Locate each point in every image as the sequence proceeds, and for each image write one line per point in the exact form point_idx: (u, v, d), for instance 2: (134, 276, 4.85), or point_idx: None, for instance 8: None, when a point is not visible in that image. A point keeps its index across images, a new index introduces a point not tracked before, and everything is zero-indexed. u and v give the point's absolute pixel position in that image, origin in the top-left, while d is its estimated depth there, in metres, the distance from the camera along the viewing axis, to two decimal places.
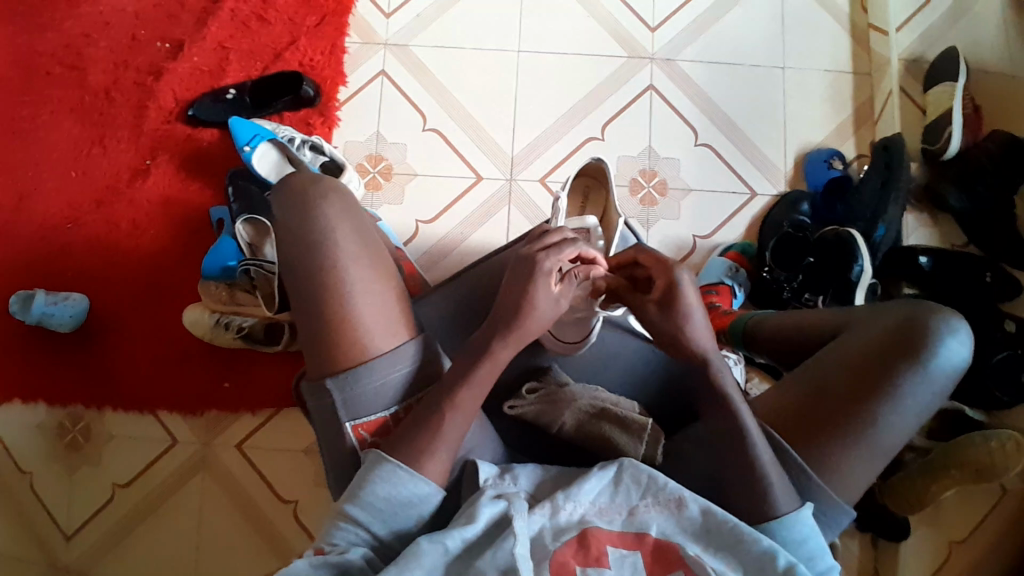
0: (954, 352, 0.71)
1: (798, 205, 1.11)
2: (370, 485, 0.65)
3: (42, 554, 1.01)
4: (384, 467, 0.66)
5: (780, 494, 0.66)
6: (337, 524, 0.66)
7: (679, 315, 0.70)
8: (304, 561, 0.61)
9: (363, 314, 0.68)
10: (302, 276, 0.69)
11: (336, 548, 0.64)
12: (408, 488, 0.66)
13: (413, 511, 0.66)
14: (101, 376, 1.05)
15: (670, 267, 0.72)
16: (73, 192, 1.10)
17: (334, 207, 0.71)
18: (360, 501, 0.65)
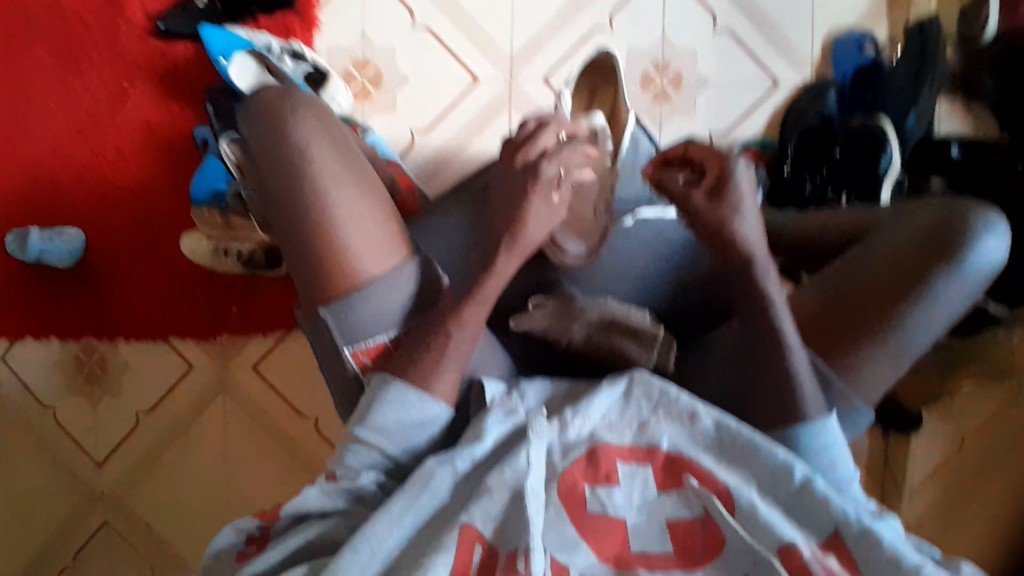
0: (992, 250, 0.66)
1: (824, 92, 1.03)
2: (378, 411, 0.61)
3: (79, 482, 1.04)
4: (392, 390, 0.61)
5: (811, 401, 0.63)
6: (347, 448, 0.62)
7: (727, 207, 0.60)
8: (317, 490, 0.60)
9: (347, 234, 0.64)
10: (282, 198, 0.65)
11: (349, 473, 0.61)
12: (417, 409, 0.62)
13: (425, 431, 0.63)
14: (110, 309, 1.04)
15: (724, 156, 0.61)
16: (50, 119, 1.04)
17: (308, 122, 0.65)
18: (368, 425, 0.61)
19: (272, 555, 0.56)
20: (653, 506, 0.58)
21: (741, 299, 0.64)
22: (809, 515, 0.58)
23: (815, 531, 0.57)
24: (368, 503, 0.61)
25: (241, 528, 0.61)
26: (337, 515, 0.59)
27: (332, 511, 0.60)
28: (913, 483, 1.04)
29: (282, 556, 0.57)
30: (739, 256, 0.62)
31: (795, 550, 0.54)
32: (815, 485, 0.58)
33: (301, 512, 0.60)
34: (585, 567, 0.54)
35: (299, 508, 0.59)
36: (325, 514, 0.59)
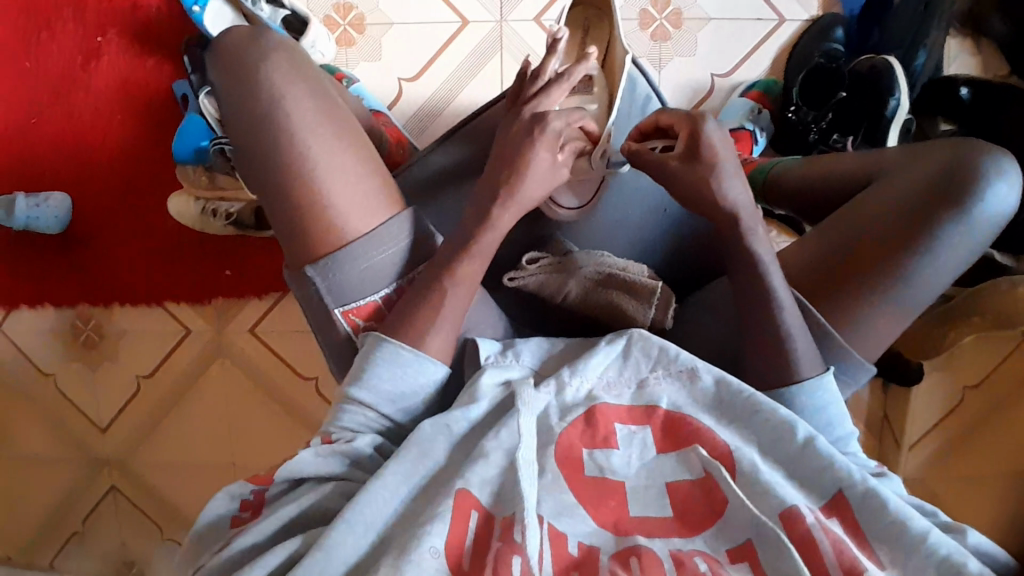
0: (1002, 199, 0.63)
1: (830, 31, 0.96)
2: (373, 368, 0.59)
3: (82, 448, 1.05)
4: (387, 347, 0.59)
5: (804, 360, 0.61)
6: (341, 409, 0.59)
7: (702, 169, 0.62)
8: (311, 453, 0.56)
9: (331, 193, 0.62)
10: (261, 155, 0.62)
11: (344, 435, 0.58)
12: (413, 368, 0.60)
13: (422, 392, 0.61)
14: (99, 275, 1.02)
15: (694, 118, 0.63)
16: (27, 81, 1.00)
17: (282, 69, 0.63)
18: (363, 384, 0.59)
19: (266, 524, 0.53)
20: (653, 465, 0.58)
21: (733, 261, 0.64)
22: (811, 475, 0.57)
23: (816, 494, 0.57)
24: (364, 469, 0.57)
25: (235, 494, 0.57)
26: (333, 480, 0.56)
27: (328, 475, 0.56)
28: (912, 438, 1.02)
29: (275, 524, 0.53)
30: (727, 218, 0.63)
31: (797, 515, 0.54)
32: (818, 446, 0.57)
33: (295, 477, 0.56)
34: (583, 536, 0.53)
35: (293, 473, 0.55)
36: (320, 479, 0.56)
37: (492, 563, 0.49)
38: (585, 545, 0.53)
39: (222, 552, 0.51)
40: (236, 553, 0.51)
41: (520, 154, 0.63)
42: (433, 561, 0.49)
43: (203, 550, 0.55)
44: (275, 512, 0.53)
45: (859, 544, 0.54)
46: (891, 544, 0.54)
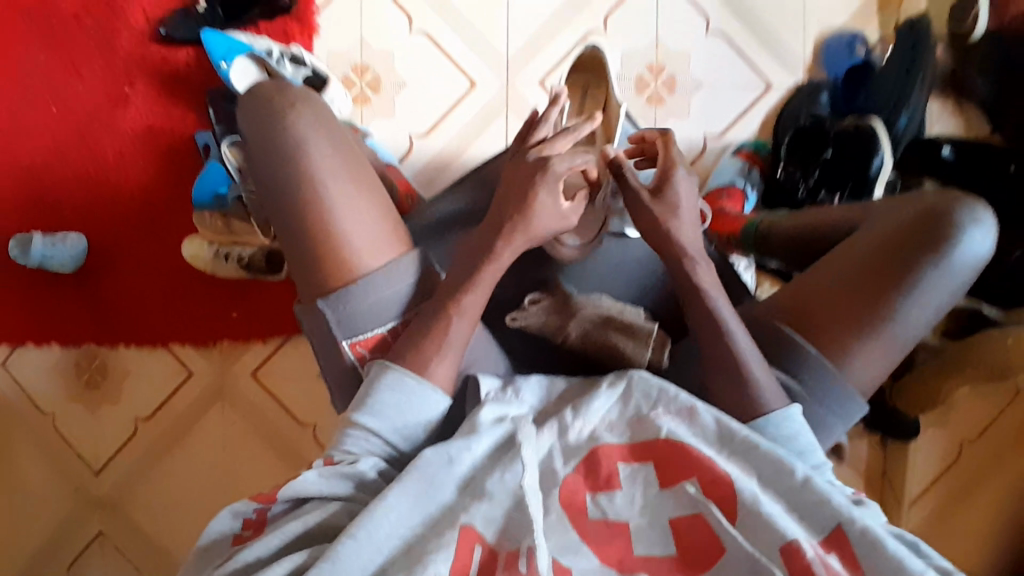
0: (977, 244, 0.67)
1: (817, 96, 1.04)
2: (377, 394, 0.61)
3: (75, 490, 1.04)
4: (393, 374, 0.61)
5: (770, 392, 0.65)
6: (345, 433, 0.60)
7: (667, 205, 0.70)
8: (314, 473, 0.57)
9: (345, 230, 0.66)
10: (282, 190, 0.66)
11: (346, 457, 0.59)
12: (417, 395, 0.61)
13: (425, 422, 0.62)
14: (108, 315, 1.04)
15: (671, 160, 0.72)
16: (55, 127, 1.05)
17: (305, 116, 0.67)
18: (368, 409, 0.60)
19: (271, 539, 0.54)
20: (655, 503, 0.58)
21: (700, 319, 0.68)
22: (812, 508, 0.58)
23: (815, 529, 0.57)
24: (368, 491, 0.59)
25: (237, 511, 0.58)
26: (336, 501, 0.57)
27: (333, 495, 0.57)
28: (914, 492, 1.02)
29: (281, 540, 0.54)
30: (688, 279, 0.69)
31: (797, 551, 0.54)
32: (817, 484, 0.58)
33: (299, 496, 0.57)
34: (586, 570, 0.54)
35: (297, 491, 0.57)
36: (323, 498, 0.57)
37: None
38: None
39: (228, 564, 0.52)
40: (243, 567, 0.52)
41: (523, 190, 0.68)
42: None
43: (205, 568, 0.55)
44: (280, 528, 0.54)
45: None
46: None
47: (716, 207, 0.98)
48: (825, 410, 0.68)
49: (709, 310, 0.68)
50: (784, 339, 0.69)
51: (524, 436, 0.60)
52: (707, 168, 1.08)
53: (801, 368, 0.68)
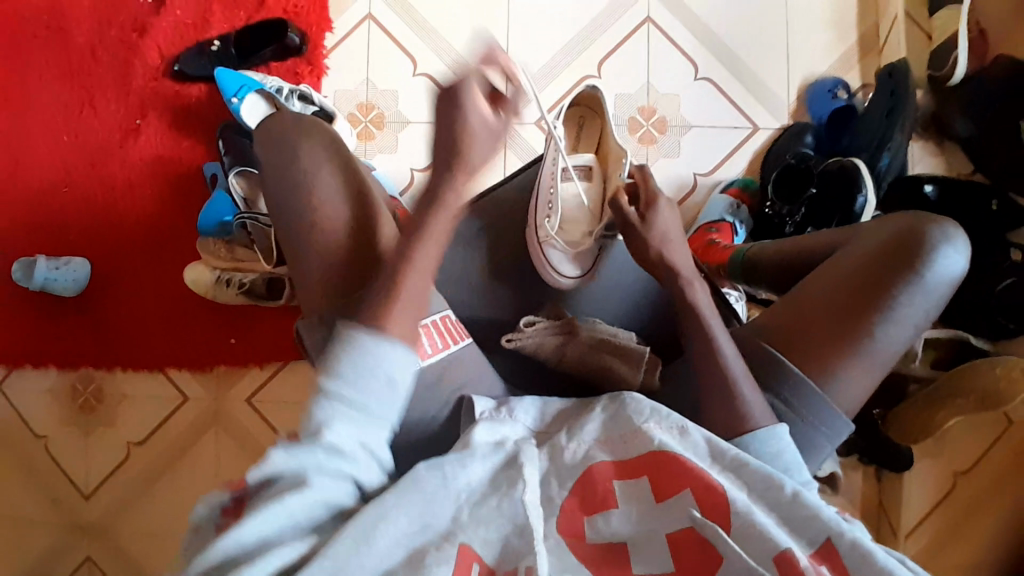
0: (952, 264, 0.69)
1: (802, 136, 1.08)
2: (343, 358, 0.54)
3: (62, 515, 1.03)
4: (354, 335, 0.54)
5: (756, 410, 0.64)
6: (309, 404, 0.53)
7: (654, 233, 0.73)
8: (281, 454, 0.50)
9: (342, 239, 0.67)
10: (283, 204, 0.68)
11: (311, 427, 0.52)
12: (385, 357, 0.54)
13: (399, 383, 0.55)
14: (106, 339, 1.05)
15: (653, 193, 0.75)
16: (68, 157, 1.09)
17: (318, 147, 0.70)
18: (330, 374, 0.53)
19: (247, 523, 0.47)
20: (650, 518, 0.53)
21: (690, 336, 0.69)
22: (803, 521, 0.53)
23: (806, 541, 0.52)
24: (345, 463, 0.52)
25: (213, 502, 0.50)
26: (309, 474, 0.50)
27: (306, 469, 0.50)
28: (909, 525, 1.01)
29: (261, 525, 0.47)
30: (679, 294, 0.72)
31: (792, 558, 0.49)
32: (807, 497, 0.54)
33: (268, 479, 0.50)
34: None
35: (265, 472, 0.50)
36: (295, 475, 0.50)
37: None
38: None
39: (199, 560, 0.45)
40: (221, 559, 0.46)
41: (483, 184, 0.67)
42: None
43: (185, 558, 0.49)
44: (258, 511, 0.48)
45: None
46: None
47: (706, 240, 1.02)
48: (816, 430, 0.69)
49: (699, 325, 0.69)
50: (767, 359, 0.70)
51: (524, 458, 0.57)
52: (698, 204, 1.11)
53: (785, 386, 0.68)
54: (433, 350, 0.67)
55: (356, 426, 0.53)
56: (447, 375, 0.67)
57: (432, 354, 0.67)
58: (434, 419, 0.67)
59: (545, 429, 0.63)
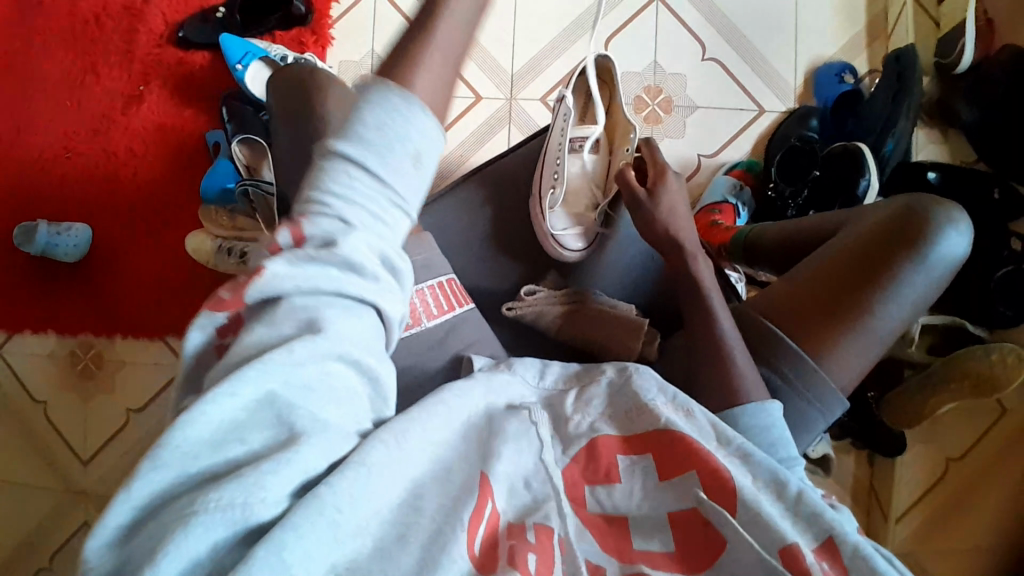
0: (955, 244, 0.69)
1: (807, 120, 1.08)
2: (360, 118, 0.43)
3: (60, 480, 1.03)
4: (377, 91, 0.43)
5: (749, 384, 0.64)
6: (319, 181, 0.42)
7: (661, 207, 0.73)
8: (285, 261, 0.40)
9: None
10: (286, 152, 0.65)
11: (321, 228, 0.41)
12: (407, 119, 0.43)
13: (424, 163, 0.45)
14: (106, 306, 1.05)
15: (663, 170, 0.74)
16: (69, 122, 1.08)
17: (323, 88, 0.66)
18: (348, 138, 0.43)
19: (253, 377, 0.37)
20: (655, 495, 0.53)
21: (695, 311, 0.70)
22: (806, 516, 0.53)
23: (810, 534, 0.52)
24: (363, 285, 0.42)
25: (206, 324, 0.41)
26: (323, 300, 0.41)
27: (319, 290, 0.41)
28: (899, 510, 1.02)
29: (262, 383, 0.37)
30: (684, 269, 0.72)
31: (799, 553, 0.49)
32: (811, 498, 0.53)
33: (272, 298, 0.40)
34: (590, 553, 0.49)
35: (270, 290, 0.40)
36: (306, 298, 0.41)
37: (505, 557, 0.43)
38: (592, 563, 0.48)
39: (191, 422, 0.35)
40: (220, 431, 0.36)
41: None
42: (463, 537, 0.42)
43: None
44: (264, 360, 0.37)
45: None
46: None
47: (708, 221, 1.01)
48: (810, 406, 0.69)
49: (702, 302, 0.69)
50: (767, 336, 0.70)
51: (537, 418, 0.57)
52: (700, 185, 1.11)
53: (783, 359, 0.69)
54: (439, 311, 0.69)
55: (371, 225, 0.43)
56: (451, 338, 0.68)
57: (438, 314, 0.68)
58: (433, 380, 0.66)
59: (550, 390, 0.63)
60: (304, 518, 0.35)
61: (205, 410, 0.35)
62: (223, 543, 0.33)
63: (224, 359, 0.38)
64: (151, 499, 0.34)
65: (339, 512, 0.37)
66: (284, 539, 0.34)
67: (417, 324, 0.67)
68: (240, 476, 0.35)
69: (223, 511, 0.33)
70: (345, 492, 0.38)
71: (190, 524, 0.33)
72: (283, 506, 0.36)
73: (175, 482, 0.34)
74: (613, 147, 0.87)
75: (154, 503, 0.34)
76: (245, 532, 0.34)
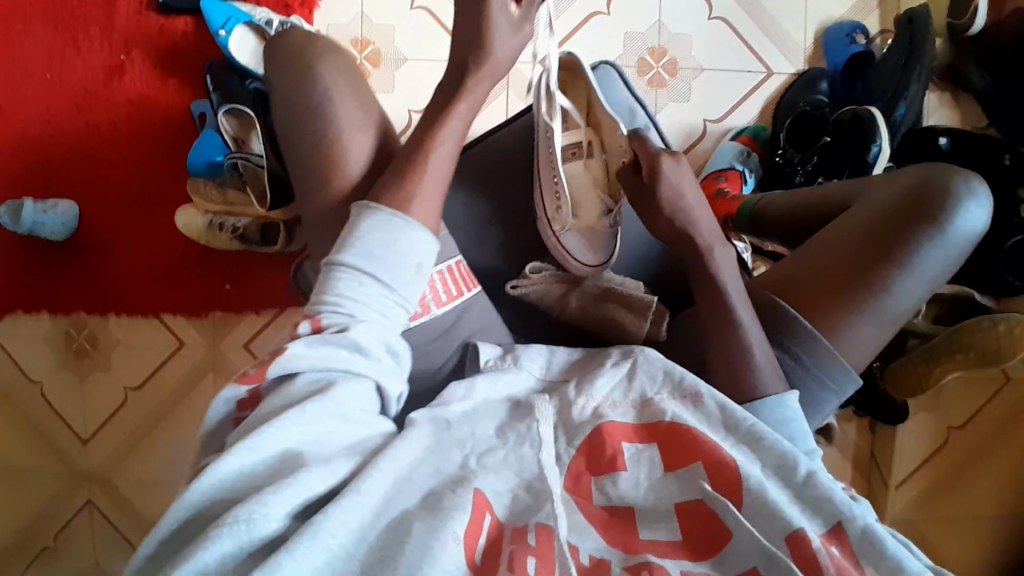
0: (974, 218, 0.66)
1: (817, 83, 1.04)
2: (365, 234, 0.53)
3: (63, 460, 1.03)
4: (381, 212, 0.54)
5: (767, 378, 0.62)
6: (332, 284, 0.52)
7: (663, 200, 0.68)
8: (302, 343, 0.48)
9: (356, 157, 0.60)
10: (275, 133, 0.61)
11: (336, 321, 0.50)
12: (405, 236, 0.54)
13: (425, 270, 0.55)
14: (98, 285, 1.03)
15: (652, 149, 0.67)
16: (49, 95, 1.03)
17: (331, 63, 0.62)
18: (354, 250, 0.53)
19: (272, 433, 0.43)
20: (661, 486, 0.52)
21: (700, 292, 0.68)
22: (815, 501, 0.52)
23: (818, 519, 0.51)
24: (368, 365, 0.50)
25: (228, 397, 0.48)
26: (333, 375, 0.49)
27: (332, 368, 0.49)
28: (900, 476, 1.03)
29: (280, 438, 0.43)
30: (690, 249, 0.69)
31: (804, 539, 0.48)
32: (821, 480, 0.52)
33: (288, 374, 0.48)
34: (592, 549, 0.48)
35: (289, 367, 0.47)
36: (319, 374, 0.48)
37: (505, 564, 0.44)
38: (594, 558, 0.47)
39: (217, 467, 0.41)
40: (240, 473, 0.42)
41: (482, 24, 0.61)
42: (455, 549, 0.43)
43: (212, 450, 0.48)
44: (286, 416, 0.44)
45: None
46: None
47: (715, 190, 0.99)
48: (821, 386, 0.67)
49: (706, 285, 0.67)
50: (779, 316, 0.67)
51: (542, 413, 0.56)
52: (705, 152, 1.08)
53: (795, 340, 0.66)
54: (449, 297, 0.65)
55: (379, 320, 0.52)
56: (461, 323, 0.66)
57: (448, 300, 0.65)
58: (434, 371, 0.65)
59: (553, 380, 0.63)
60: (301, 543, 0.39)
61: (229, 457, 0.41)
62: (231, 557, 0.38)
63: (247, 420, 0.46)
64: (181, 521, 0.41)
65: (334, 537, 0.40)
66: (278, 559, 0.38)
67: (427, 311, 0.64)
68: (248, 499, 0.40)
69: (229, 528, 0.38)
70: (340, 518, 0.41)
71: (206, 539, 0.38)
72: (285, 527, 0.40)
73: (197, 502, 0.41)
74: (604, 143, 0.78)
75: (184, 527, 0.41)
76: (254, 548, 0.39)
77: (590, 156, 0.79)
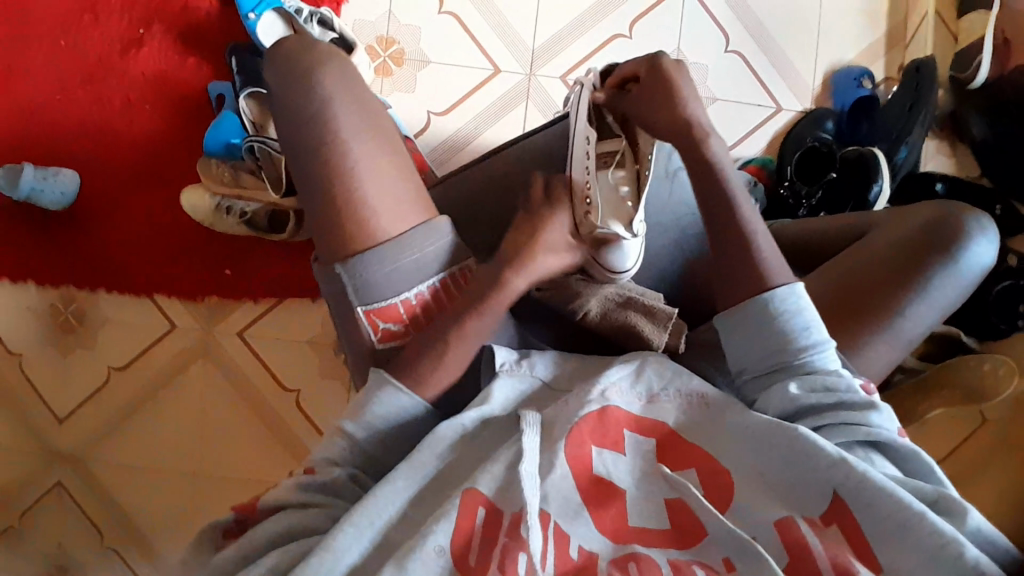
0: (983, 254, 0.70)
1: (822, 121, 1.08)
2: (373, 406, 0.58)
3: (34, 438, 0.98)
4: (388, 392, 0.58)
5: (774, 268, 0.63)
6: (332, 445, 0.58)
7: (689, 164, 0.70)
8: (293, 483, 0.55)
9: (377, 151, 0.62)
10: (319, 108, 0.61)
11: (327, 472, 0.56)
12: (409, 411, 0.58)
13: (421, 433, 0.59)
14: (90, 258, 0.99)
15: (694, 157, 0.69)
16: (60, 60, 1.01)
17: (330, 76, 0.62)
18: (357, 420, 0.57)
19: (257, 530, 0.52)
20: (650, 479, 0.53)
21: None
22: (805, 479, 0.53)
23: (810, 505, 0.53)
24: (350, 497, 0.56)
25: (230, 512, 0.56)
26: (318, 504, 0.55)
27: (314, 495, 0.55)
28: None
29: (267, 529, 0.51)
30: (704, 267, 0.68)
31: (792, 524, 0.51)
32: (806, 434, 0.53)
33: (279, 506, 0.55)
34: (583, 540, 0.50)
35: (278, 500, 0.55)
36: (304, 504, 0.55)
37: (498, 561, 0.47)
38: (584, 550, 0.49)
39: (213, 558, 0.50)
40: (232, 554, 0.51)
41: None
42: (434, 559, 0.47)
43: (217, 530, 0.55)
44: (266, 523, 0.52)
45: (861, 548, 0.50)
46: (893, 543, 0.50)
47: None
48: None
49: None
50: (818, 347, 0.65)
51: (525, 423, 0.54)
52: None
53: None
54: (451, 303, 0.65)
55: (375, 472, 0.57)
56: None
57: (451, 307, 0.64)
58: None
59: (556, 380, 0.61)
60: None
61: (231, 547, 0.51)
62: None
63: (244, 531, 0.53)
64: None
65: None
66: None
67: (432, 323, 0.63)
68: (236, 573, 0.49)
69: None
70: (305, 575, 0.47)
71: None
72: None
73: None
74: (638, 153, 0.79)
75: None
76: None
77: (620, 166, 0.80)
